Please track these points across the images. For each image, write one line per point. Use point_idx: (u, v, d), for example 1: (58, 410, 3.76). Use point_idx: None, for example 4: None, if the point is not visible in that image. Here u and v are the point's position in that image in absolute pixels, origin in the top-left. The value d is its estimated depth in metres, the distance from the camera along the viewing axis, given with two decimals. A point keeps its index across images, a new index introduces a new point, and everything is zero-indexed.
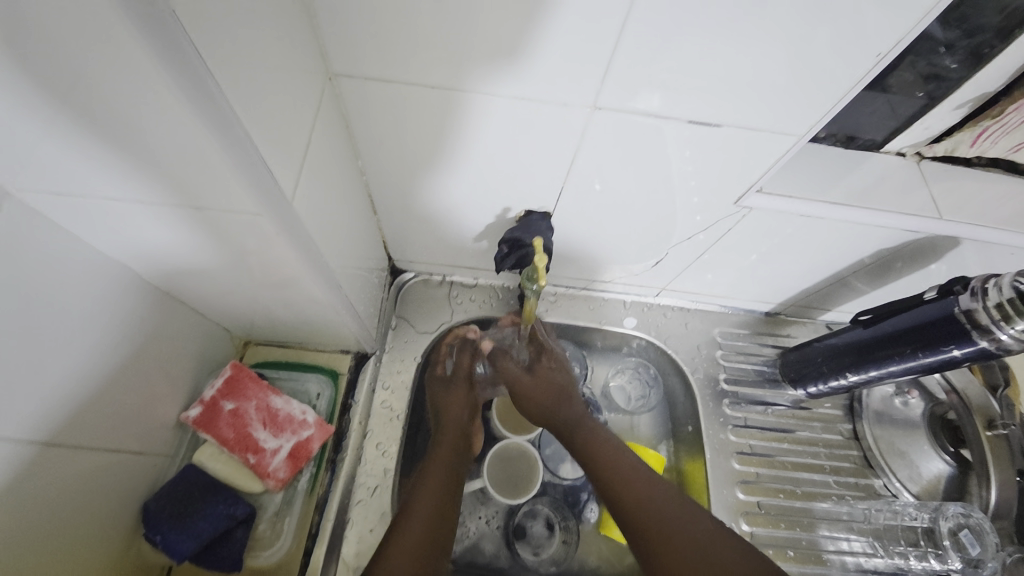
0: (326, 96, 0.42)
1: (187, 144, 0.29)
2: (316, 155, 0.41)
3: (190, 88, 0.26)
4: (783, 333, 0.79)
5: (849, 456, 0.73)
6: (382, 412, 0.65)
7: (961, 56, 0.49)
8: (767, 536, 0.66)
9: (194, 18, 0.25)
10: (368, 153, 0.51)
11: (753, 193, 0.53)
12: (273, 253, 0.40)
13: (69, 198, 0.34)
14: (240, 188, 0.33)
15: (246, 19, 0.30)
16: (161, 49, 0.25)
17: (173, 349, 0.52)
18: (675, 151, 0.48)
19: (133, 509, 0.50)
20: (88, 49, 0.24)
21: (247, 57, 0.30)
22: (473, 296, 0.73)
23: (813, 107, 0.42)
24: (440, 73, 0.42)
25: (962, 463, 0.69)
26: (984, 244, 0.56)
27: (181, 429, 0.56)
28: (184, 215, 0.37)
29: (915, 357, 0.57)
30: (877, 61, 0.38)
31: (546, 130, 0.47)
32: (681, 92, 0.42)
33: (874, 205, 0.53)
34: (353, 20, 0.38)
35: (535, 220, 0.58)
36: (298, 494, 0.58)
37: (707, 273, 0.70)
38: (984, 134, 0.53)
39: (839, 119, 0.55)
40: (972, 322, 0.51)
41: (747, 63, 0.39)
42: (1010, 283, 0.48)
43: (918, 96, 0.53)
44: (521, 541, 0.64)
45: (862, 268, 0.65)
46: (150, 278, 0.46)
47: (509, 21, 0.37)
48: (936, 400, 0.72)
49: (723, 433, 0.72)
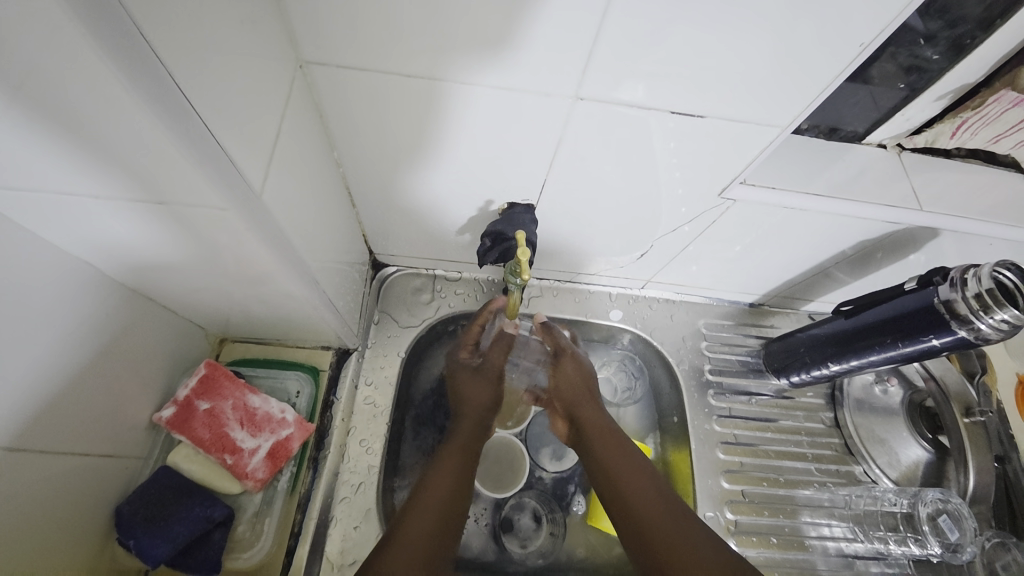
0: (296, 85, 0.41)
1: (141, 139, 0.28)
2: (286, 147, 0.39)
3: (144, 80, 0.25)
4: (766, 323, 0.80)
5: (831, 444, 0.74)
6: (365, 408, 0.64)
7: (942, 48, 0.49)
8: (751, 524, 0.67)
9: (141, 2, 0.24)
10: (344, 144, 0.49)
11: (737, 185, 0.52)
12: (243, 249, 0.39)
13: (21, 192, 0.33)
14: (203, 184, 0.31)
15: (204, 5, 0.28)
16: (110, 38, 0.23)
17: (144, 348, 0.50)
18: (660, 142, 0.48)
19: (105, 514, 0.49)
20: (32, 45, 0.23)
21: (205, 44, 0.29)
22: (457, 289, 0.72)
23: (796, 98, 0.42)
24: (417, 62, 0.40)
25: (940, 449, 0.71)
26: (963, 235, 0.57)
27: (154, 430, 0.54)
28: (147, 211, 0.35)
29: (895, 346, 0.58)
30: (860, 52, 0.38)
31: (527, 121, 0.46)
32: (664, 82, 0.41)
33: (856, 197, 0.53)
34: (323, 6, 0.36)
35: (518, 213, 0.56)
36: (278, 494, 0.57)
37: (692, 265, 0.70)
38: (964, 126, 0.54)
39: (823, 110, 0.55)
40: (951, 313, 0.51)
41: (730, 54, 0.38)
42: (989, 274, 0.49)
43: (900, 87, 0.52)
44: (509, 534, 0.64)
45: (845, 259, 0.65)
46: (116, 275, 0.44)
47: (487, 7, 0.36)
48: (914, 387, 0.74)
49: (707, 424, 0.72)
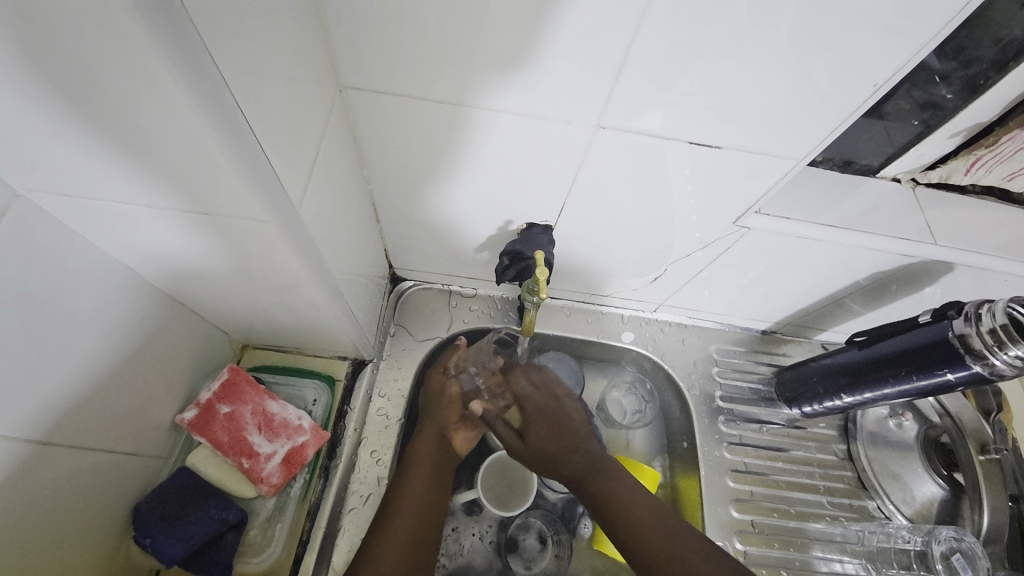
0: (334, 106, 0.43)
1: (198, 151, 0.30)
2: (322, 164, 0.41)
3: (208, 100, 0.27)
4: (779, 352, 0.80)
5: (844, 477, 0.73)
6: (377, 420, 0.65)
7: (956, 87, 0.50)
8: (761, 555, 0.66)
9: (215, 33, 0.26)
10: (373, 162, 0.52)
11: (752, 214, 0.54)
12: (276, 259, 0.41)
13: (77, 199, 0.35)
14: (248, 194, 0.33)
15: (263, 34, 0.31)
16: (182, 62, 0.25)
17: (172, 351, 0.52)
18: (676, 170, 0.49)
19: (123, 511, 0.50)
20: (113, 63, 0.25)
21: (261, 69, 0.31)
22: (472, 305, 0.74)
23: (811, 132, 0.43)
24: (447, 88, 0.43)
25: (956, 487, 0.70)
26: (979, 270, 0.57)
27: (176, 431, 0.56)
28: (191, 220, 0.37)
29: (910, 379, 0.57)
30: (873, 91, 0.39)
31: (549, 146, 0.48)
32: (682, 112, 0.43)
33: (869, 229, 0.54)
34: (361, 32, 0.39)
35: (536, 234, 0.58)
36: (291, 500, 0.58)
37: (705, 290, 0.70)
38: (977, 164, 0.54)
39: (838, 143, 0.56)
40: (965, 347, 0.52)
41: (748, 89, 0.40)
42: (1003, 309, 0.49)
43: (914, 124, 0.54)
44: (513, 554, 0.63)
45: (858, 289, 0.66)
46: (153, 280, 0.46)
47: (517, 39, 0.38)
48: (930, 423, 0.73)
49: (717, 450, 0.72)
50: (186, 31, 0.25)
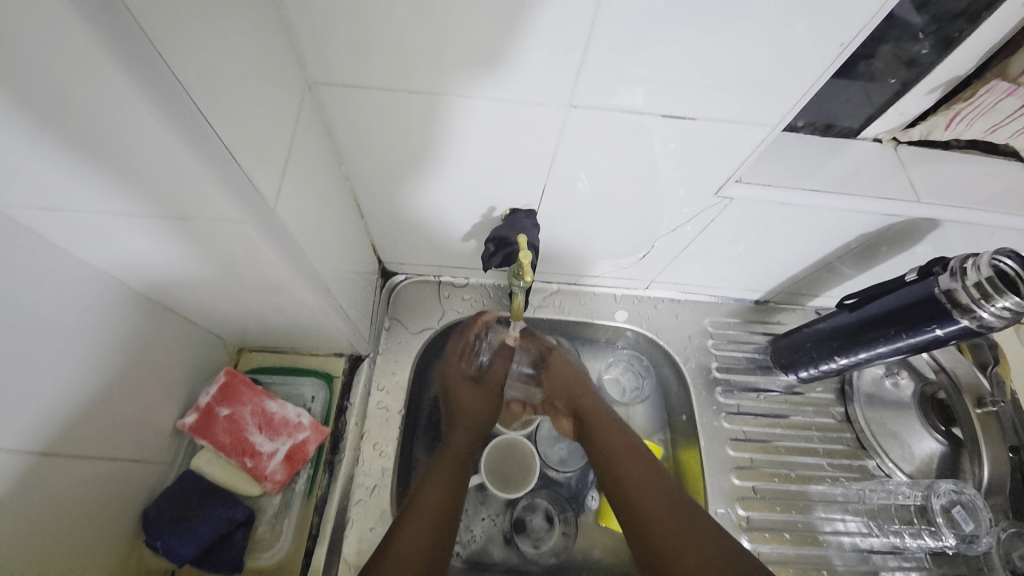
0: (305, 104, 0.43)
1: (167, 160, 0.30)
2: (297, 160, 0.41)
3: (168, 105, 0.27)
4: (773, 320, 0.80)
5: (842, 439, 0.73)
6: (379, 413, 0.65)
7: (932, 41, 0.50)
8: (763, 519, 0.67)
9: (163, 31, 0.26)
10: (351, 158, 0.52)
11: (734, 183, 0.53)
12: (258, 259, 0.41)
13: (56, 213, 0.35)
14: (221, 198, 0.33)
15: (218, 32, 0.31)
16: (138, 68, 0.26)
17: (168, 358, 0.53)
18: (658, 144, 0.49)
19: (133, 516, 0.51)
20: (60, 67, 0.25)
21: (217, 61, 0.31)
22: (464, 295, 0.74)
23: (787, 96, 0.43)
24: (418, 78, 0.42)
25: (954, 441, 0.71)
26: (967, 225, 0.57)
27: (178, 436, 0.57)
28: (171, 227, 0.37)
29: (900, 337, 0.58)
30: (841, 51, 0.39)
31: (525, 128, 0.47)
32: (658, 86, 0.42)
33: (853, 191, 0.54)
34: (325, 24, 0.38)
35: (520, 218, 0.58)
36: (296, 496, 0.59)
37: (695, 264, 0.71)
38: (957, 117, 0.54)
39: (817, 107, 0.56)
40: (953, 302, 0.52)
41: (722, 58, 0.40)
42: (987, 262, 0.49)
43: (893, 82, 0.54)
44: (521, 535, 0.65)
45: (849, 252, 0.66)
46: (142, 289, 0.47)
47: (485, 25, 0.38)
48: (926, 379, 0.74)
49: (717, 421, 0.73)
50: (126, 21, 0.24)
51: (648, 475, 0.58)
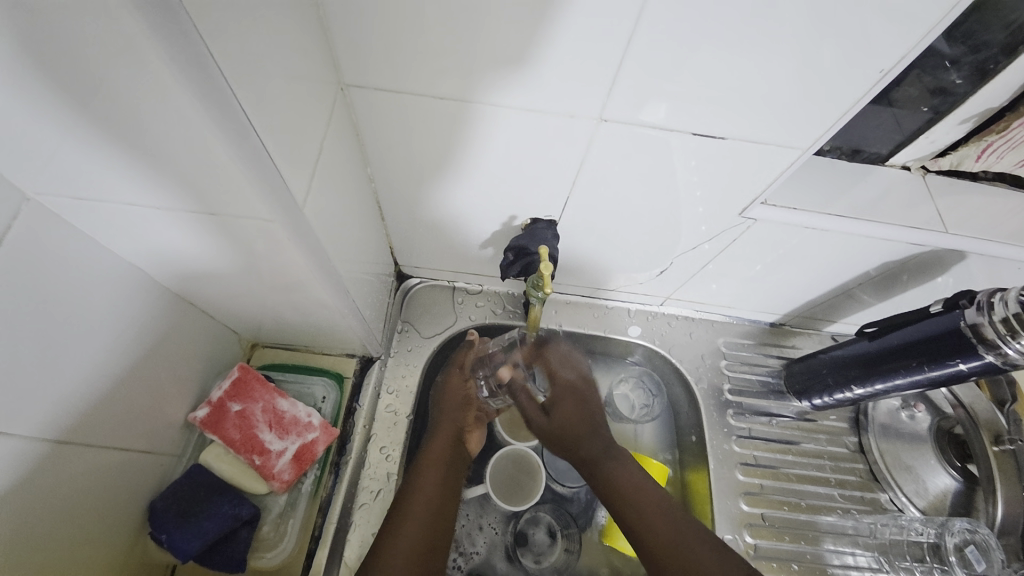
0: (337, 105, 0.43)
1: (205, 155, 0.31)
2: (327, 162, 0.42)
3: (212, 104, 0.28)
4: (787, 344, 0.79)
5: (855, 470, 0.72)
6: (387, 416, 0.65)
7: (967, 72, 0.49)
8: (771, 548, 0.66)
9: (213, 31, 0.27)
10: (377, 161, 0.52)
11: (758, 205, 0.53)
12: (282, 257, 0.41)
13: (88, 203, 0.36)
14: (252, 194, 0.33)
15: (263, 31, 0.31)
16: (186, 66, 0.26)
17: (184, 352, 0.53)
18: (681, 162, 0.49)
19: (140, 508, 0.51)
20: (106, 55, 0.25)
21: (260, 59, 0.31)
22: (478, 302, 0.74)
23: (817, 120, 0.43)
24: (450, 84, 0.42)
25: (970, 478, 0.69)
26: (993, 259, 0.56)
27: (189, 429, 0.57)
28: (199, 222, 0.38)
29: (921, 370, 0.57)
30: (880, 77, 0.39)
31: (551, 139, 0.47)
32: (687, 102, 0.42)
33: (878, 218, 0.53)
34: (362, 30, 0.39)
35: (541, 228, 0.58)
36: (302, 496, 0.59)
37: (712, 283, 0.70)
38: (989, 149, 0.54)
39: (845, 132, 0.55)
40: (978, 336, 0.51)
41: (753, 79, 0.40)
42: (1015, 297, 0.48)
43: (924, 111, 0.53)
44: (523, 548, 0.64)
45: (869, 279, 0.65)
46: (165, 282, 0.47)
47: (519, 35, 0.38)
48: (943, 414, 0.72)
49: (726, 444, 0.72)
50: (180, 19, 0.25)
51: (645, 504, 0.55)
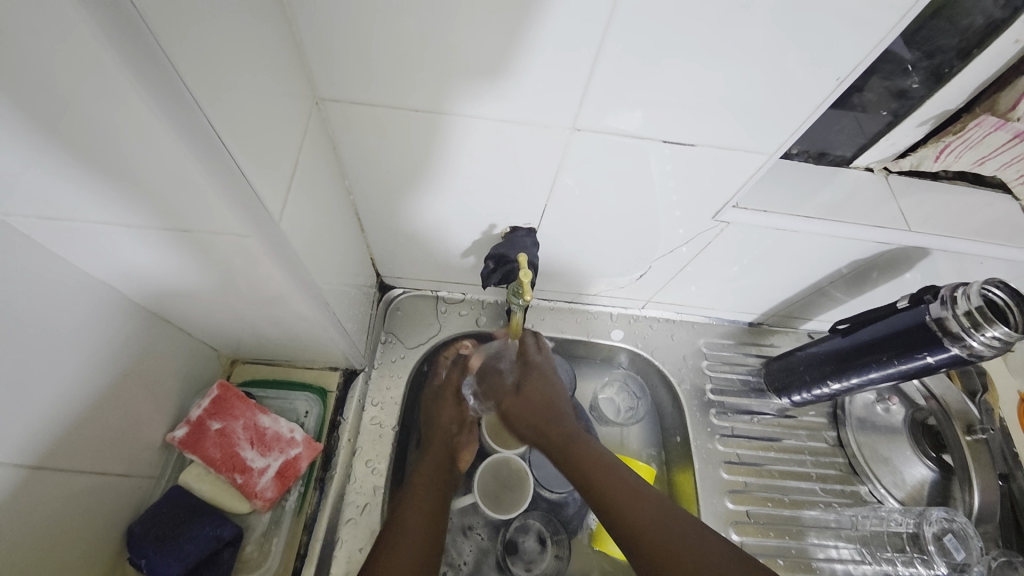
0: (313, 120, 0.44)
1: (176, 174, 0.31)
2: (304, 174, 0.42)
3: (187, 125, 0.28)
4: (766, 342, 0.81)
5: (835, 463, 0.74)
6: (371, 429, 0.65)
7: (922, 76, 0.52)
8: (757, 545, 0.67)
9: (187, 57, 0.27)
10: (355, 173, 0.52)
11: (730, 208, 0.54)
12: (259, 270, 0.41)
13: (56, 222, 0.35)
14: (227, 210, 0.33)
15: (234, 55, 0.31)
16: (160, 91, 0.26)
17: (161, 370, 0.52)
18: (657, 167, 0.50)
19: (117, 533, 0.50)
20: (59, 57, 0.24)
21: (226, 65, 0.30)
22: (461, 310, 0.74)
23: (783, 124, 0.44)
24: (424, 96, 0.43)
25: (945, 468, 0.71)
26: (955, 254, 0.58)
27: (167, 450, 0.56)
28: (173, 239, 0.37)
29: (892, 363, 0.58)
30: (838, 85, 0.41)
31: (528, 148, 0.48)
32: (659, 109, 0.43)
33: (845, 218, 0.55)
34: (336, 44, 0.39)
35: (520, 236, 0.58)
36: (286, 514, 0.58)
37: (691, 285, 0.71)
38: (947, 150, 0.56)
39: (811, 136, 0.57)
40: (943, 330, 0.53)
41: (722, 82, 0.41)
42: (978, 292, 0.51)
43: (884, 114, 0.55)
44: (513, 557, 0.63)
45: (840, 277, 0.67)
46: (140, 301, 0.47)
47: (495, 46, 0.39)
48: (916, 406, 0.74)
49: (710, 443, 0.73)
50: (153, 48, 0.25)
51: (637, 501, 0.52)
